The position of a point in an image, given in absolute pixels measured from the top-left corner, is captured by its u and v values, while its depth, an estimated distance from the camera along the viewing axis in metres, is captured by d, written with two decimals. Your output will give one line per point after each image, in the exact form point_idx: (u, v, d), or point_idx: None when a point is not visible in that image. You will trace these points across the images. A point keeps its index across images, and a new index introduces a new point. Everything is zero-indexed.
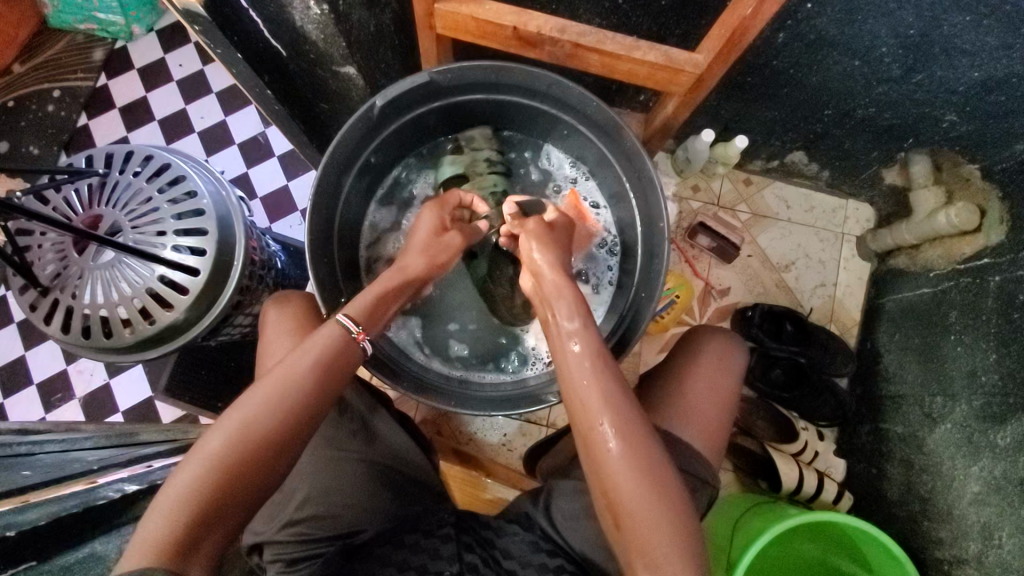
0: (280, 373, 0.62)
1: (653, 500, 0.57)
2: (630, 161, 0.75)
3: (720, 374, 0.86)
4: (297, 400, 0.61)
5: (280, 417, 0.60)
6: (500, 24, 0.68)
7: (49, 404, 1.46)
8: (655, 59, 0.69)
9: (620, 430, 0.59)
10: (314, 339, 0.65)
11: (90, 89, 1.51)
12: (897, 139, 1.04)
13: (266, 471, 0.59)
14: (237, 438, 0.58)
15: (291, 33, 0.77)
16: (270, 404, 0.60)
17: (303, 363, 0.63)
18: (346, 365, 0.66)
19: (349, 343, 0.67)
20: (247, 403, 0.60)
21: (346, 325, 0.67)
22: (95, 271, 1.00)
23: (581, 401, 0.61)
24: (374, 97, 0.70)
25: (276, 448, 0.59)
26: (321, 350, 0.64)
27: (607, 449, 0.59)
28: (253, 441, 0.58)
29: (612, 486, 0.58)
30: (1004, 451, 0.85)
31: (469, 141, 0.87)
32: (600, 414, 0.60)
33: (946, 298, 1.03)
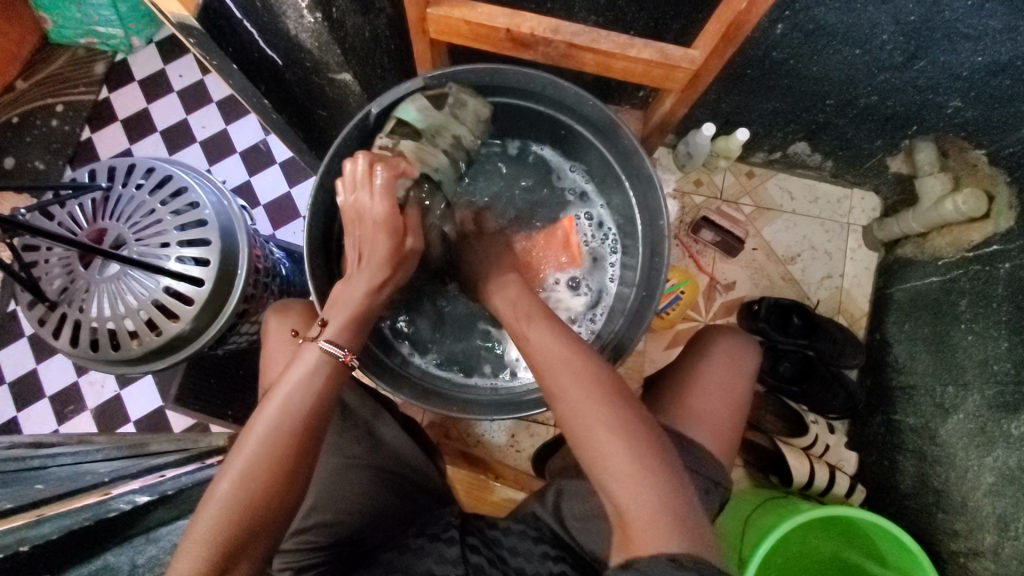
0: (276, 403, 0.63)
1: (630, 467, 0.58)
2: (629, 160, 0.74)
3: (733, 373, 0.86)
4: (292, 430, 0.62)
5: (280, 451, 0.61)
6: (493, 26, 0.67)
7: (62, 416, 1.47)
8: (650, 57, 0.68)
9: (610, 419, 0.59)
10: (300, 365, 0.65)
11: (92, 103, 1.52)
12: (900, 127, 1.03)
13: (282, 499, 0.61)
14: (250, 476, 0.60)
15: (287, 42, 0.77)
16: (267, 438, 0.61)
17: (295, 390, 0.63)
18: (338, 384, 0.66)
19: (337, 365, 0.66)
20: (250, 439, 0.61)
21: (332, 349, 0.66)
22: (101, 284, 1.01)
23: (564, 400, 0.61)
24: (369, 104, 0.70)
25: (287, 477, 0.61)
26: (310, 376, 0.64)
27: (597, 438, 0.59)
28: (260, 476, 0.60)
29: (595, 457, 0.59)
30: (1018, 441, 0.84)
31: (459, 106, 0.74)
32: (586, 409, 0.60)
33: (955, 287, 1.02)
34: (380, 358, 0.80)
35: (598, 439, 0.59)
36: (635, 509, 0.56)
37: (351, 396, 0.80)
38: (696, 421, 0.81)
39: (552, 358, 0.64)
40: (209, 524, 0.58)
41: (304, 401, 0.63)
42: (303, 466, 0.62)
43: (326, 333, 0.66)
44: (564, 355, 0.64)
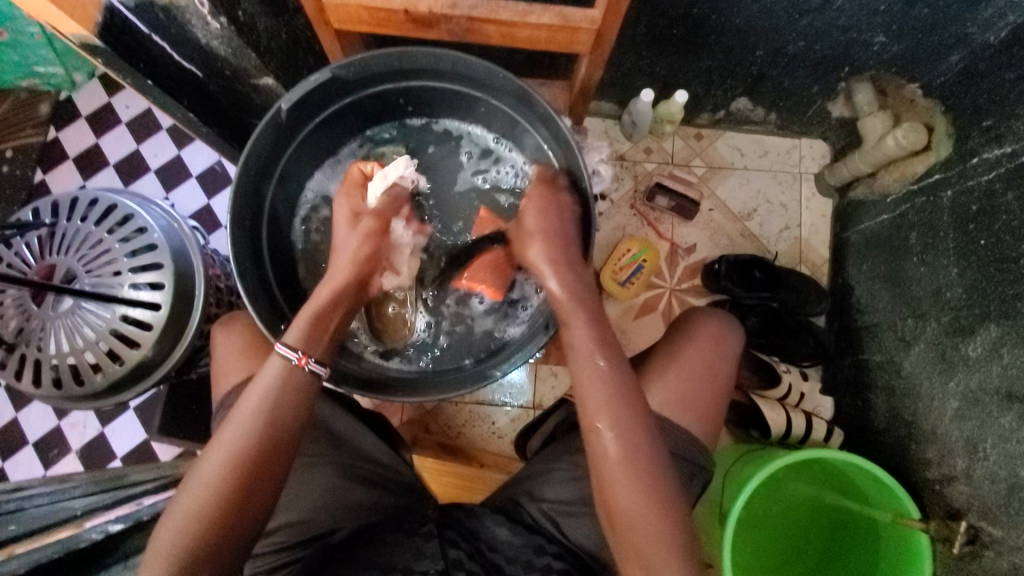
0: (242, 418, 0.62)
1: (652, 509, 0.62)
2: (547, 126, 0.74)
3: (709, 349, 0.86)
4: (252, 443, 0.61)
5: (245, 456, 0.61)
6: (391, 8, 0.67)
7: (47, 461, 1.46)
8: (551, 21, 0.68)
9: (637, 458, 0.63)
10: (261, 374, 0.64)
11: (41, 144, 1.51)
12: (834, 70, 1.04)
13: (240, 514, 0.60)
14: (211, 484, 0.60)
15: (202, 52, 0.76)
16: (231, 454, 0.60)
17: (258, 399, 0.62)
18: (302, 397, 0.64)
19: (292, 372, 0.64)
20: (214, 450, 0.61)
21: (287, 353, 0.65)
22: (56, 320, 1.00)
23: (591, 427, 0.64)
24: (279, 102, 0.68)
25: (245, 487, 0.60)
26: (272, 384, 0.63)
27: (619, 483, 0.62)
28: (224, 486, 0.60)
29: (619, 496, 0.62)
30: (976, 362, 0.86)
31: (382, 158, 0.85)
32: (611, 438, 0.63)
33: (904, 221, 1.03)
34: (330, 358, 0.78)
35: (611, 461, 0.63)
36: (632, 529, 0.62)
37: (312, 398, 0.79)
38: (661, 395, 0.82)
39: (598, 386, 0.65)
40: (169, 534, 0.58)
41: (262, 414, 0.62)
42: (265, 481, 0.61)
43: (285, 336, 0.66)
44: (603, 383, 0.65)
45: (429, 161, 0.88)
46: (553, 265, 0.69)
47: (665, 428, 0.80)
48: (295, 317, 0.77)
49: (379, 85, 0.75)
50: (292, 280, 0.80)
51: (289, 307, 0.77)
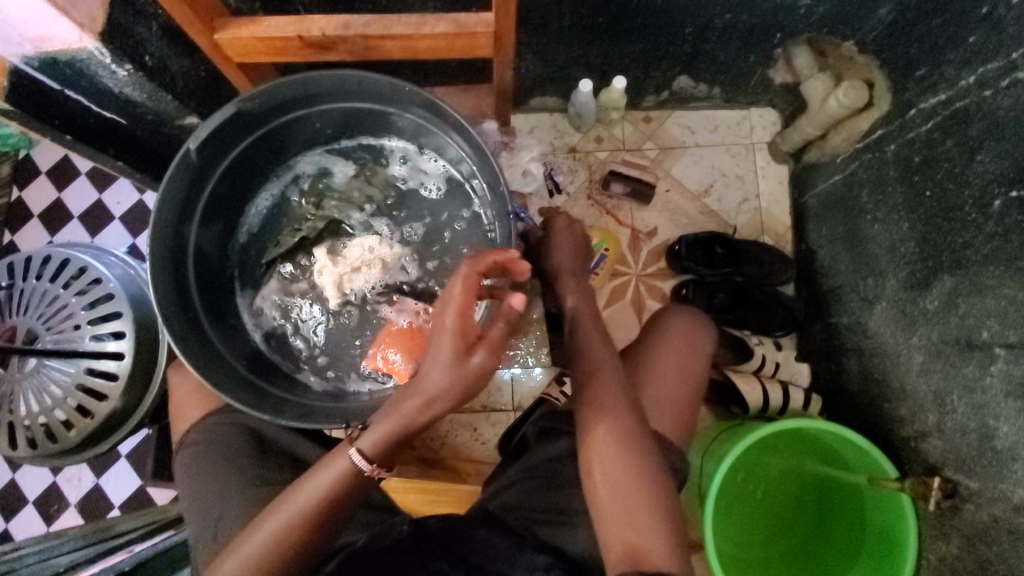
0: (297, 503, 0.64)
1: (632, 478, 0.67)
2: (460, 133, 0.72)
3: (684, 354, 0.87)
4: (301, 529, 0.64)
5: (292, 536, 0.64)
6: (285, 37, 0.67)
7: (47, 517, 1.47)
8: (446, 30, 0.67)
9: (623, 433, 0.70)
10: (327, 469, 0.65)
11: (6, 205, 1.51)
12: (766, 38, 1.03)
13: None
14: (254, 562, 0.63)
15: (119, 100, 0.76)
16: (281, 534, 0.63)
17: (314, 493, 0.64)
18: (354, 492, 0.66)
19: (362, 476, 0.65)
20: (261, 530, 0.64)
21: (360, 461, 0.64)
22: (23, 381, 1.00)
23: (602, 465, 0.68)
24: (187, 144, 0.68)
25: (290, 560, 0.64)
26: (332, 480, 0.64)
27: (605, 453, 0.69)
28: (272, 562, 0.63)
29: (602, 465, 0.68)
30: (935, 315, 0.85)
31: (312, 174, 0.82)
32: (618, 473, 0.67)
33: (855, 180, 1.02)
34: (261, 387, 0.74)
35: (601, 432, 0.70)
36: (611, 495, 0.67)
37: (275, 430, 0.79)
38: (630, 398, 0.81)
39: (611, 425, 0.70)
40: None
41: (319, 510, 0.64)
42: (309, 552, 0.66)
43: (360, 441, 0.64)
44: (622, 424, 0.71)
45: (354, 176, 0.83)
46: (575, 297, 0.85)
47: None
48: (238, 355, 0.76)
49: (290, 113, 0.75)
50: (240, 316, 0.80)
51: (236, 345, 0.77)
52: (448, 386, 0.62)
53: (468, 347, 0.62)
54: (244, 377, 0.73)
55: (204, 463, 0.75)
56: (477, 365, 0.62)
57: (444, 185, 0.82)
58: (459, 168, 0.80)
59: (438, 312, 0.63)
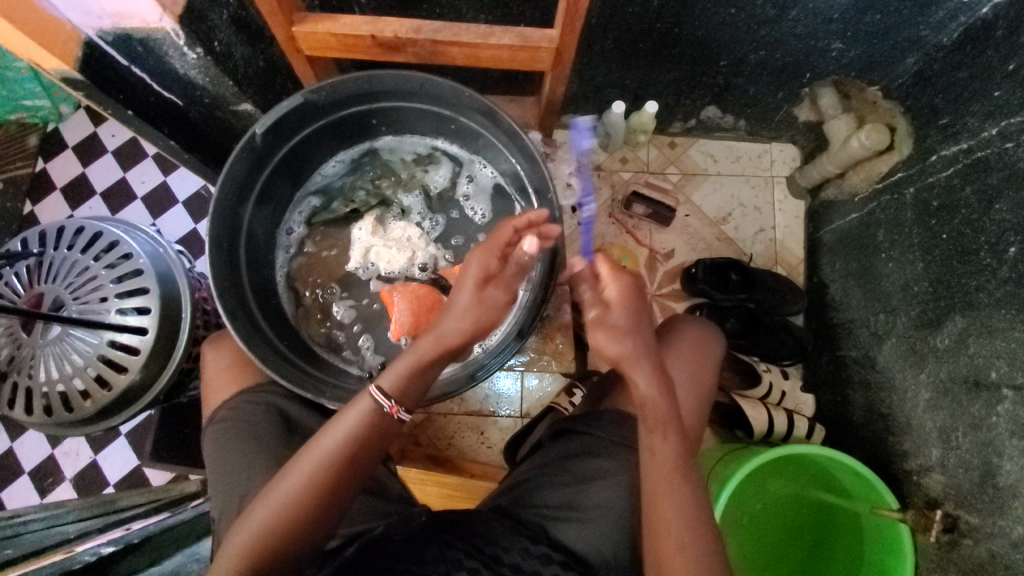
0: (323, 444, 0.63)
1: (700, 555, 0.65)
2: (513, 140, 0.75)
3: (692, 356, 0.88)
4: (327, 470, 0.63)
5: (315, 478, 0.62)
6: (358, 34, 0.71)
7: (40, 490, 1.46)
8: (511, 41, 0.71)
9: (688, 505, 0.66)
10: (350, 412, 0.64)
11: (29, 176, 1.53)
12: (796, 76, 1.08)
13: (303, 538, 0.63)
14: (281, 503, 0.62)
15: (182, 83, 0.79)
16: (308, 472, 0.62)
17: (331, 442, 0.63)
18: (379, 439, 0.65)
19: (382, 416, 0.65)
20: (281, 480, 0.63)
21: (379, 398, 0.65)
22: (46, 348, 1.01)
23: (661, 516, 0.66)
24: (252, 127, 0.71)
25: (316, 503, 0.62)
26: (353, 425, 0.64)
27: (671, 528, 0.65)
28: (297, 502, 0.62)
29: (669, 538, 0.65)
30: (945, 353, 0.88)
31: (372, 167, 0.88)
32: (675, 526, 0.65)
33: (872, 219, 1.06)
34: (303, 366, 0.78)
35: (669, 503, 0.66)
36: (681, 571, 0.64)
37: (293, 408, 0.79)
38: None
39: (659, 470, 0.68)
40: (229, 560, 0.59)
41: (339, 457, 0.63)
42: (327, 513, 0.63)
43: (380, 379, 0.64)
44: (682, 489, 0.67)
45: (405, 172, 0.89)
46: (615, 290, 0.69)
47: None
48: (272, 336, 0.78)
49: (348, 108, 0.77)
50: (273, 301, 0.82)
51: (271, 328, 0.79)
52: (469, 320, 0.65)
53: (489, 275, 0.67)
54: (279, 356, 0.75)
55: (231, 441, 0.74)
56: (493, 299, 0.66)
57: (493, 194, 0.87)
58: (509, 178, 0.84)
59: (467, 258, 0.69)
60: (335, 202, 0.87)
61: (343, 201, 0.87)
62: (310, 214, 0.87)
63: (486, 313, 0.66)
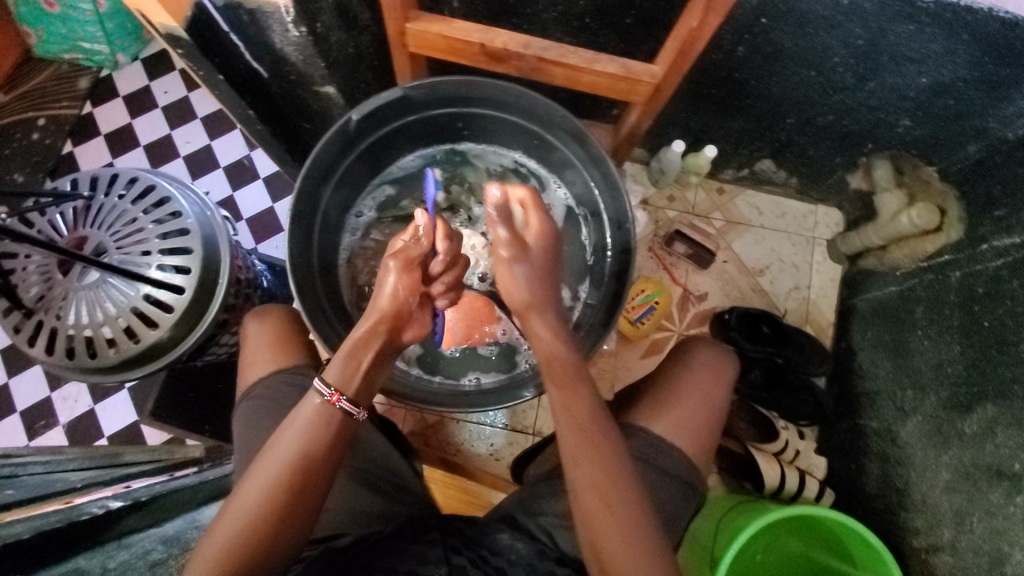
0: (293, 423, 0.64)
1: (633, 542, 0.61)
2: (597, 165, 0.77)
3: (706, 380, 0.89)
4: (303, 446, 0.63)
5: (294, 456, 0.63)
6: (469, 41, 0.76)
7: (32, 431, 1.44)
8: (614, 71, 0.77)
9: (614, 494, 0.62)
10: (293, 420, 0.64)
11: (76, 117, 1.52)
12: (857, 145, 1.10)
13: (273, 544, 0.61)
14: (266, 484, 0.62)
15: (273, 56, 0.80)
16: (286, 452, 0.63)
17: (286, 449, 0.63)
18: (329, 443, 0.65)
19: (330, 416, 0.65)
20: (246, 488, 0.62)
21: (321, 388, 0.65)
22: (80, 292, 1.00)
23: (583, 485, 0.62)
24: (351, 112, 0.73)
25: (299, 482, 0.63)
26: (302, 430, 0.64)
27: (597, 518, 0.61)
28: (281, 481, 0.62)
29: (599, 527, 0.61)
30: (971, 438, 0.89)
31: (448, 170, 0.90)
32: (604, 496, 0.62)
33: (912, 295, 1.08)
34: None
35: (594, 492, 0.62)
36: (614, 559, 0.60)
37: None
38: (664, 417, 0.84)
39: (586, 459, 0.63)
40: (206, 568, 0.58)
41: (293, 460, 0.63)
42: (311, 488, 0.63)
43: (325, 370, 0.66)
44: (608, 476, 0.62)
45: (478, 179, 0.90)
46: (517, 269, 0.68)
47: (659, 448, 0.82)
48: (333, 316, 0.78)
49: (440, 109, 0.80)
50: (334, 281, 0.83)
51: (330, 305, 0.80)
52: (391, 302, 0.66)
53: (408, 261, 0.68)
54: (340, 336, 0.77)
55: (262, 419, 0.78)
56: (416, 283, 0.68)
57: (560, 216, 0.89)
58: (583, 203, 0.85)
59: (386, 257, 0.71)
60: (407, 196, 0.89)
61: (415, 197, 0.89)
62: (380, 203, 0.88)
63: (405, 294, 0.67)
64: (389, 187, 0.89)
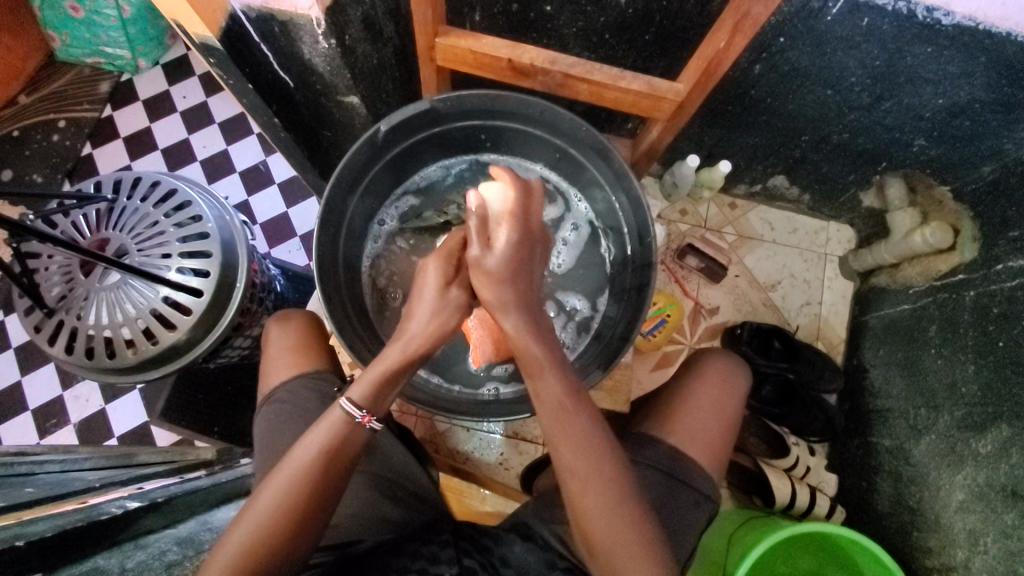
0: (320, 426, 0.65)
1: (622, 524, 0.62)
2: (619, 179, 0.79)
3: (717, 391, 0.89)
4: (327, 450, 0.64)
5: (318, 459, 0.63)
6: (496, 57, 0.77)
7: (43, 430, 1.44)
8: (639, 88, 0.79)
9: (593, 476, 0.62)
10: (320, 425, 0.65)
11: (95, 120, 1.54)
12: (871, 163, 1.11)
13: (291, 545, 0.62)
14: (288, 485, 0.62)
15: (300, 66, 0.81)
16: (310, 455, 0.64)
17: (307, 454, 0.63)
18: (351, 450, 0.65)
19: (353, 427, 0.65)
20: (265, 491, 0.63)
21: (350, 409, 0.65)
22: (101, 293, 1.02)
23: (589, 518, 0.62)
24: (378, 123, 0.74)
25: (322, 484, 0.63)
26: (326, 436, 0.64)
27: (578, 497, 0.62)
28: (303, 482, 0.62)
29: (581, 506, 0.62)
30: (985, 458, 0.89)
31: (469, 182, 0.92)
32: (611, 532, 0.62)
33: (925, 313, 1.08)
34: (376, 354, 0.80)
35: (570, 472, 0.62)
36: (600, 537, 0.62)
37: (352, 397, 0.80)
38: (677, 426, 0.85)
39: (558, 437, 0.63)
40: (222, 570, 0.57)
41: (315, 466, 0.63)
42: (332, 491, 0.64)
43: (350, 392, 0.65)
44: (582, 456, 0.62)
45: None
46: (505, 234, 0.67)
47: (674, 458, 0.82)
48: (357, 322, 0.80)
49: (464, 121, 0.81)
50: (357, 288, 0.84)
51: (354, 311, 0.81)
52: (433, 324, 0.67)
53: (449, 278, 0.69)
54: (364, 342, 0.78)
55: (283, 422, 0.79)
56: (455, 301, 0.68)
57: (579, 230, 0.90)
58: (605, 218, 0.87)
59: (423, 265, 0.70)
60: (428, 207, 0.91)
61: (436, 209, 0.90)
62: (402, 213, 0.90)
63: (449, 318, 0.67)
64: (412, 198, 0.91)
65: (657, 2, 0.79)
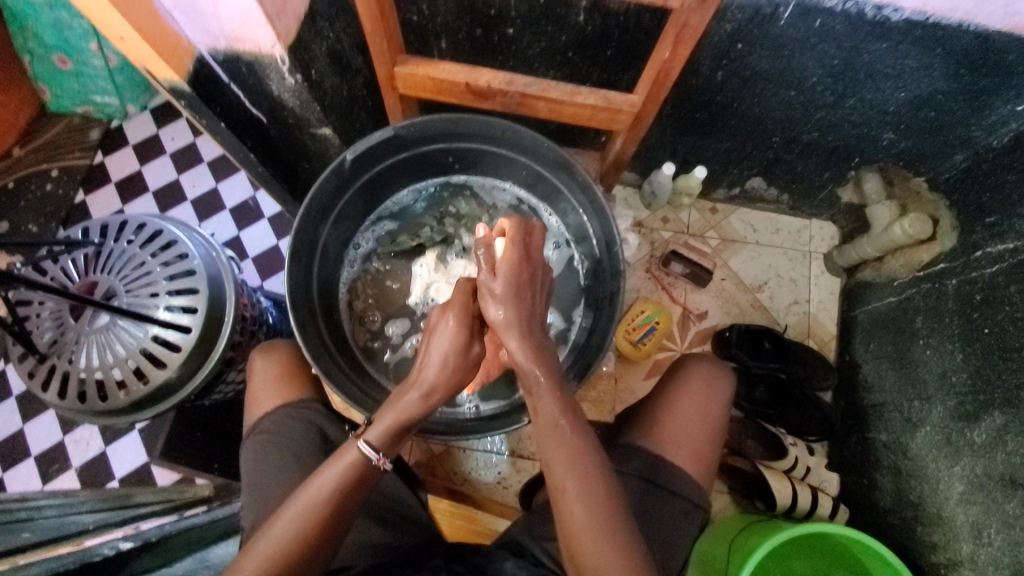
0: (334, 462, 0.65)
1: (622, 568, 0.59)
2: (584, 192, 0.80)
3: (706, 398, 0.89)
4: (336, 483, 0.64)
5: (330, 490, 0.64)
6: (454, 80, 0.80)
7: (46, 476, 1.45)
8: (595, 102, 0.81)
9: (593, 510, 0.61)
10: (333, 465, 0.65)
11: (87, 167, 1.57)
12: (844, 160, 1.12)
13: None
14: (298, 517, 0.62)
15: (271, 102, 0.83)
16: (321, 490, 0.64)
17: (320, 488, 0.64)
18: (364, 485, 0.66)
19: (369, 466, 0.66)
20: (272, 524, 0.62)
21: (367, 451, 0.65)
22: (91, 335, 1.03)
23: (585, 556, 0.60)
24: (345, 152, 0.76)
25: (331, 516, 0.63)
26: (340, 471, 0.65)
27: (575, 533, 0.61)
28: (312, 514, 0.62)
29: (579, 545, 0.60)
30: (982, 448, 0.88)
31: (440, 203, 0.93)
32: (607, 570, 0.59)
33: (911, 304, 1.08)
34: (357, 382, 0.80)
35: (571, 506, 0.61)
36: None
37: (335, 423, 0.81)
38: (659, 435, 0.85)
39: (560, 477, 0.62)
40: None
41: (326, 500, 0.63)
42: (339, 523, 0.64)
43: (366, 433, 0.65)
44: (583, 492, 0.61)
45: (467, 210, 0.93)
46: (505, 290, 0.67)
47: (664, 469, 0.82)
48: (336, 351, 0.81)
49: (431, 145, 0.83)
50: (335, 315, 0.86)
51: (332, 340, 0.82)
52: (454, 381, 0.67)
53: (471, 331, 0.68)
54: (344, 371, 0.79)
55: (270, 453, 0.80)
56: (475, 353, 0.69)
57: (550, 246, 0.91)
58: (575, 232, 0.88)
59: (439, 313, 0.69)
60: (403, 231, 0.92)
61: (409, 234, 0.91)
62: (377, 237, 0.92)
63: (467, 371, 0.68)
64: (388, 223, 0.92)
65: (613, 19, 0.81)
